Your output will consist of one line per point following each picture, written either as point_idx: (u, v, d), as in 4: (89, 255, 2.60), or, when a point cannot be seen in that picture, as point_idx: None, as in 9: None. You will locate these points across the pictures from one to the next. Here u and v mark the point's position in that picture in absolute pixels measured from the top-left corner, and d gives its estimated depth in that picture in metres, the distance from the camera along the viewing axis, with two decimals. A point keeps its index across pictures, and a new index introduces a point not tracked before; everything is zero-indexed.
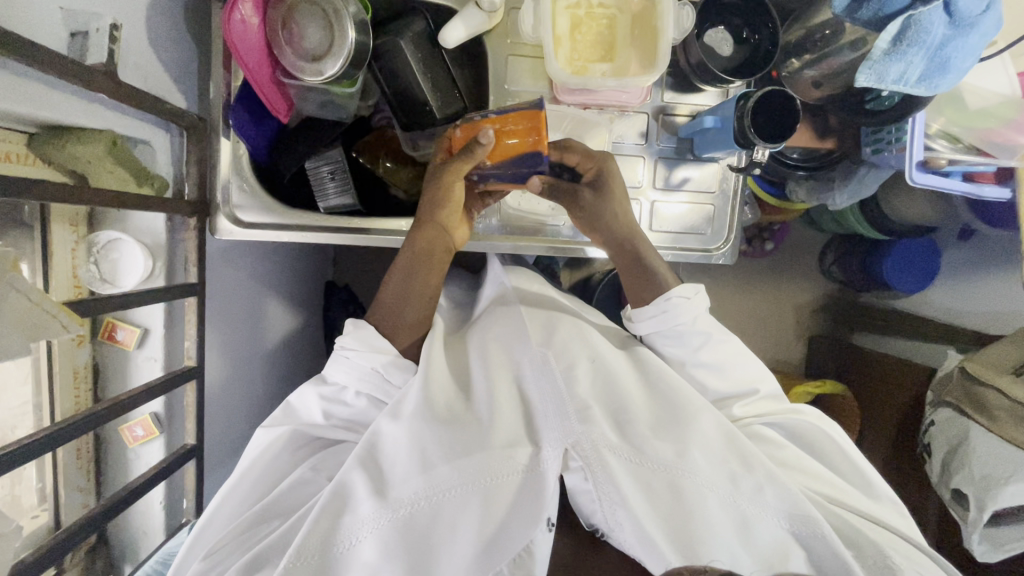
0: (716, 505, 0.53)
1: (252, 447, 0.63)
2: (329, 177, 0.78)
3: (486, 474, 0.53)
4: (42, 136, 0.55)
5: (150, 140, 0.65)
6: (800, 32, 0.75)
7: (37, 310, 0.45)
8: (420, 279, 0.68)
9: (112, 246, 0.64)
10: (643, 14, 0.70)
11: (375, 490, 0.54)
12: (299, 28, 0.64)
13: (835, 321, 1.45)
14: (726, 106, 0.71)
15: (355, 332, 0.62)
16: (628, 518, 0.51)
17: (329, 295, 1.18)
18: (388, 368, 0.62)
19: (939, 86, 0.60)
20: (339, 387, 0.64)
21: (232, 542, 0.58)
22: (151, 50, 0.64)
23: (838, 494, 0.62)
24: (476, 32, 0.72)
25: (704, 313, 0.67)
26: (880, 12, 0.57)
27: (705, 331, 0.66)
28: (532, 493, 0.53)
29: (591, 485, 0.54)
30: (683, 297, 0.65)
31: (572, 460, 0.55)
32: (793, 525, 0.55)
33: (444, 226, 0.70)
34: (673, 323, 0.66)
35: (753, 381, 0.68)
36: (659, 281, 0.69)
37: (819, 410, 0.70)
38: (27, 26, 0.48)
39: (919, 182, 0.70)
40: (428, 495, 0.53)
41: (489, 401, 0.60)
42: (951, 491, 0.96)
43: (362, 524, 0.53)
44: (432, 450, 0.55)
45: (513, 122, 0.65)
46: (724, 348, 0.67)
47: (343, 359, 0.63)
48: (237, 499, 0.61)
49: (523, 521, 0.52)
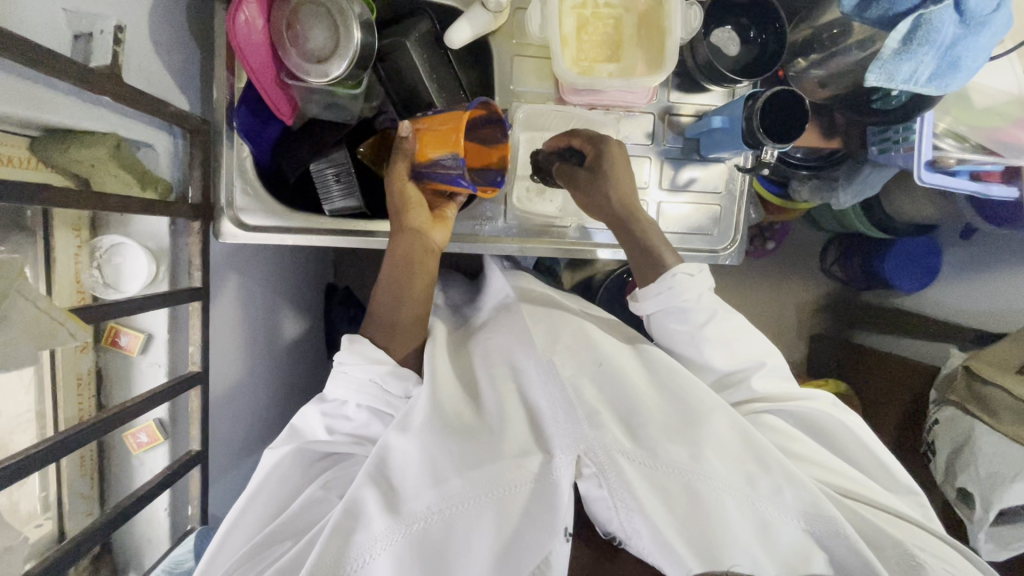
0: (735, 509, 0.53)
1: (259, 470, 0.62)
2: (334, 179, 0.75)
3: (498, 484, 0.53)
4: (44, 139, 0.54)
5: (152, 142, 0.64)
6: (806, 31, 0.75)
7: (45, 319, 0.44)
8: (404, 287, 0.67)
9: (115, 250, 0.63)
10: (650, 14, 0.69)
11: (386, 506, 0.53)
12: (303, 29, 0.63)
13: (836, 320, 1.46)
14: (734, 107, 0.70)
15: (350, 347, 0.64)
16: (646, 525, 0.50)
17: (330, 297, 1.18)
18: (386, 378, 0.62)
19: (949, 85, 0.59)
20: (339, 403, 0.64)
21: (242, 566, 0.57)
22: (154, 51, 0.63)
23: (856, 487, 0.62)
24: (481, 32, 0.71)
25: (709, 290, 0.67)
26: (889, 11, 0.57)
27: (710, 307, 0.66)
28: (546, 503, 0.52)
29: (606, 491, 0.52)
30: (686, 274, 0.66)
31: (584, 466, 0.54)
32: (810, 525, 0.54)
33: (419, 229, 0.69)
34: (677, 300, 0.66)
35: (759, 357, 0.68)
36: (659, 261, 0.68)
37: (831, 396, 0.70)
38: (32, 27, 0.47)
39: (928, 182, 0.69)
40: (441, 508, 0.52)
41: (499, 410, 0.60)
42: (957, 490, 0.96)
43: (376, 540, 0.52)
44: (442, 461, 0.54)
45: (439, 124, 0.66)
46: (728, 324, 0.68)
47: (341, 374, 0.64)
48: (249, 522, 0.61)
49: (539, 532, 0.52)
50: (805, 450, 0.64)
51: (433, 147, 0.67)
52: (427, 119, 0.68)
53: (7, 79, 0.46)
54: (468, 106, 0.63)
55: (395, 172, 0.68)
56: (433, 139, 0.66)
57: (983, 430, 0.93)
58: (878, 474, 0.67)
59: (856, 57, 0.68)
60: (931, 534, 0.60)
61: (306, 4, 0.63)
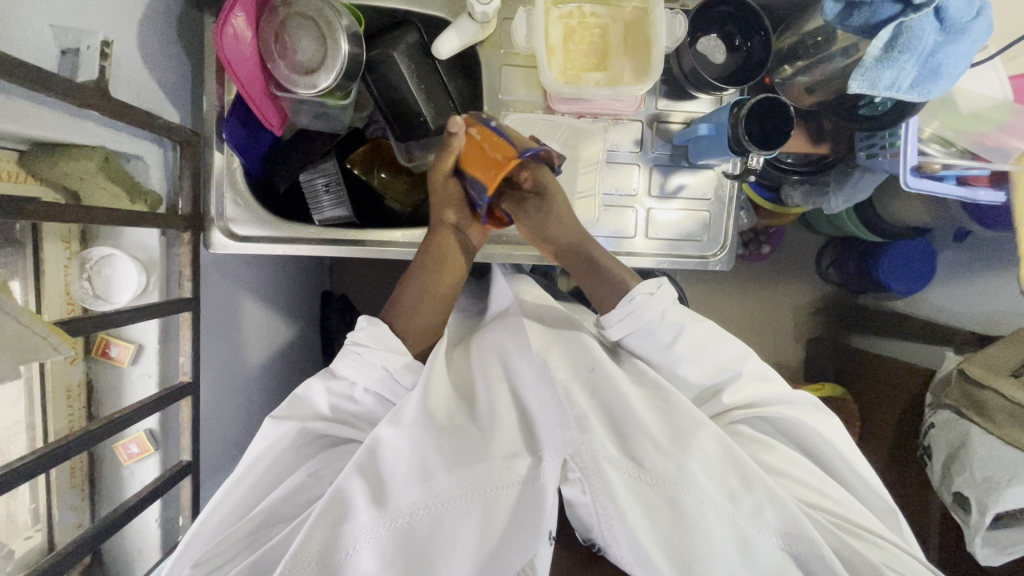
0: (716, 521, 0.52)
1: (257, 442, 0.61)
2: (324, 189, 0.79)
3: (485, 484, 0.53)
4: (33, 153, 0.54)
5: (143, 155, 0.65)
6: (792, 39, 0.75)
7: (27, 332, 0.45)
8: (437, 279, 0.70)
9: (105, 262, 0.64)
10: (636, 23, 0.70)
11: (374, 499, 0.53)
12: (292, 41, 0.64)
13: (832, 323, 1.46)
14: (720, 114, 0.71)
15: (368, 328, 0.64)
16: (625, 533, 0.50)
17: (326, 305, 1.18)
18: (397, 370, 0.63)
19: (931, 91, 0.60)
20: (347, 382, 0.64)
21: (225, 551, 0.56)
22: (144, 65, 0.63)
23: (842, 507, 0.61)
24: (469, 43, 0.72)
25: (672, 305, 0.67)
26: (871, 19, 0.57)
27: (676, 323, 0.66)
28: (532, 506, 0.52)
29: (589, 497, 0.52)
30: (645, 294, 0.65)
31: (570, 470, 0.53)
32: (787, 543, 0.54)
33: (458, 227, 0.74)
34: (642, 322, 0.66)
35: (735, 364, 0.66)
36: (617, 283, 0.69)
37: (820, 406, 0.68)
38: (19, 44, 0.48)
39: (914, 187, 0.69)
40: (427, 505, 0.52)
41: (491, 412, 0.60)
42: (953, 495, 0.95)
43: (361, 533, 0.52)
44: (432, 458, 0.54)
45: (491, 147, 0.68)
46: (699, 336, 0.66)
47: (353, 354, 0.63)
48: (236, 499, 0.60)
49: (524, 534, 0.51)
50: (779, 460, 0.64)
51: (475, 166, 0.70)
52: (485, 127, 0.69)
53: None
54: (522, 153, 0.67)
55: (437, 169, 0.70)
56: (478, 156, 0.69)
57: (979, 433, 0.93)
58: (860, 490, 0.67)
59: (841, 64, 0.68)
60: (909, 556, 0.59)
61: (294, 16, 0.64)
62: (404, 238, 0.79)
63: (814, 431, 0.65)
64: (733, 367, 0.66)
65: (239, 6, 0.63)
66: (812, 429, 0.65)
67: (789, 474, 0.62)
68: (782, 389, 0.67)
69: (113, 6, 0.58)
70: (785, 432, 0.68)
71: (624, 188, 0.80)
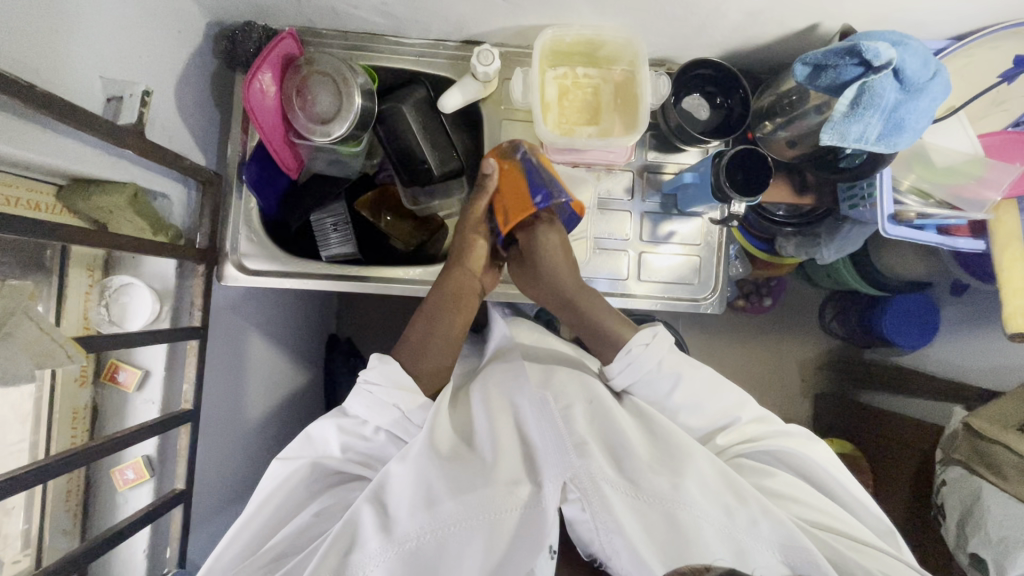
0: (713, 534, 0.53)
1: (269, 480, 0.62)
2: (332, 228, 0.84)
3: (488, 509, 0.54)
4: (69, 187, 0.60)
5: (169, 193, 0.71)
6: (770, 98, 0.81)
7: (47, 339, 0.48)
8: (454, 315, 0.73)
9: (124, 290, 0.67)
10: (625, 84, 0.76)
11: (381, 525, 0.54)
12: (311, 95, 0.71)
13: (842, 379, 1.41)
14: (703, 164, 0.77)
15: (379, 366, 0.64)
16: (625, 545, 0.52)
17: (331, 348, 1.20)
18: (413, 410, 0.63)
19: (898, 143, 0.64)
20: (359, 420, 0.65)
21: None
22: (178, 114, 0.71)
23: (866, 539, 0.60)
24: (472, 99, 0.79)
25: (670, 353, 0.66)
26: (837, 79, 0.62)
27: (673, 373, 0.65)
28: (534, 528, 0.54)
29: (589, 514, 0.54)
30: (643, 344, 0.65)
31: (570, 492, 0.56)
32: (788, 558, 0.54)
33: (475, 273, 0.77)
34: (641, 372, 0.66)
35: (734, 411, 0.66)
36: (613, 338, 0.69)
37: (808, 432, 0.68)
38: (71, 91, 0.54)
39: (892, 234, 0.73)
40: (433, 529, 0.53)
41: (492, 441, 0.61)
42: (969, 556, 0.90)
43: (370, 558, 0.53)
44: (436, 484, 0.55)
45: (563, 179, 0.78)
46: (698, 384, 0.66)
47: (365, 393, 0.64)
48: (241, 544, 0.60)
49: (528, 552, 0.54)
50: (782, 486, 0.63)
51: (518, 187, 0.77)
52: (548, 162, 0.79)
53: (43, 131, 0.52)
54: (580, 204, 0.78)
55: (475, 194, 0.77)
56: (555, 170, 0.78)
57: (991, 490, 0.89)
58: (856, 509, 0.66)
59: (814, 120, 0.73)
60: (903, 563, 0.59)
61: (315, 74, 0.71)
62: (406, 275, 0.84)
63: (819, 463, 0.64)
64: (732, 414, 0.66)
65: (265, 66, 0.70)
66: (817, 460, 0.64)
67: (788, 496, 0.62)
68: (776, 423, 0.67)
69: (156, 63, 0.66)
70: (785, 462, 0.66)
71: (617, 234, 0.84)
